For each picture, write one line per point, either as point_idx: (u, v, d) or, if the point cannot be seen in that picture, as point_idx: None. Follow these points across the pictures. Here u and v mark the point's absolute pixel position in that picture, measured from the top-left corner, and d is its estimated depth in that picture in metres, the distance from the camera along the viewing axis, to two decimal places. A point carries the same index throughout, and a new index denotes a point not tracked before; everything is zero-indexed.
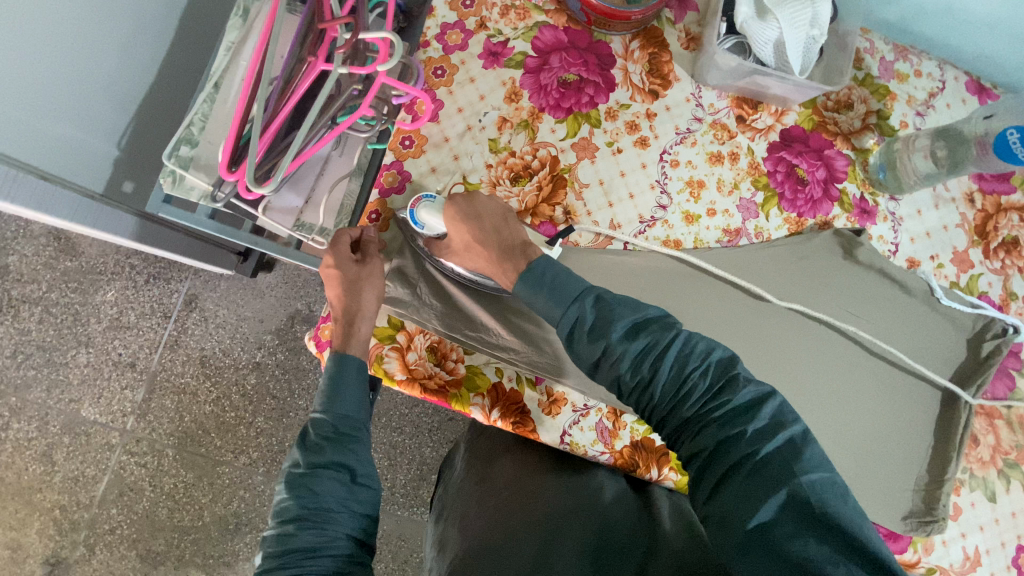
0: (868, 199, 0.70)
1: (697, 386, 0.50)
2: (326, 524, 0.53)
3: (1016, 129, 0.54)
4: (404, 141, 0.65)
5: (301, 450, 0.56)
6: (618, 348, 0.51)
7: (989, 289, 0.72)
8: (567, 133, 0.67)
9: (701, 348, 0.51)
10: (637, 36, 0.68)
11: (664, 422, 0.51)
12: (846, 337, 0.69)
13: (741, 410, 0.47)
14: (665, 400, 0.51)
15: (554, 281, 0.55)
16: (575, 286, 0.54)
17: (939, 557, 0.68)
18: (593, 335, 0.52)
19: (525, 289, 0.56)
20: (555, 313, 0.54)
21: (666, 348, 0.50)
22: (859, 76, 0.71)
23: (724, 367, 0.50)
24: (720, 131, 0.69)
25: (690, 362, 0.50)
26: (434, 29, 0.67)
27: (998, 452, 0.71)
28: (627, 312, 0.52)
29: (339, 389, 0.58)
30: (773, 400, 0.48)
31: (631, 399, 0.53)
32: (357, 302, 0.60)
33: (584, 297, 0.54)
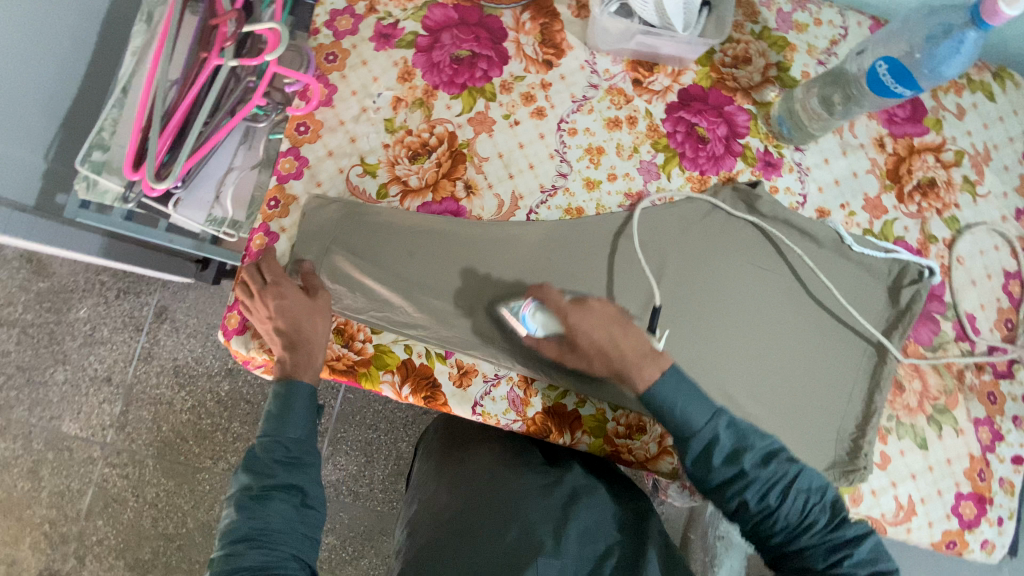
0: (773, 152, 0.69)
1: (818, 520, 0.53)
2: (276, 545, 0.55)
3: (884, 64, 0.55)
4: (299, 128, 0.66)
5: (251, 474, 0.58)
6: (750, 475, 0.53)
7: (906, 234, 0.71)
8: (463, 109, 0.68)
9: (823, 486, 0.54)
10: (528, 9, 0.69)
11: (768, 542, 0.55)
12: (764, 288, 0.68)
13: (850, 542, 0.52)
14: (784, 530, 0.53)
15: (684, 399, 0.56)
16: (708, 406, 0.56)
17: (869, 507, 0.67)
18: (726, 458, 0.54)
19: (660, 395, 0.56)
20: (688, 430, 0.55)
21: (794, 481, 0.54)
22: (755, 31, 0.70)
23: (839, 504, 0.54)
24: (618, 96, 0.69)
25: (813, 497, 0.54)
26: (323, 16, 0.68)
27: (926, 399, 0.70)
28: (759, 440, 0.55)
29: (287, 412, 0.61)
30: (875, 535, 0.53)
31: (744, 523, 0.55)
32: (302, 330, 0.61)
33: (717, 418, 0.56)
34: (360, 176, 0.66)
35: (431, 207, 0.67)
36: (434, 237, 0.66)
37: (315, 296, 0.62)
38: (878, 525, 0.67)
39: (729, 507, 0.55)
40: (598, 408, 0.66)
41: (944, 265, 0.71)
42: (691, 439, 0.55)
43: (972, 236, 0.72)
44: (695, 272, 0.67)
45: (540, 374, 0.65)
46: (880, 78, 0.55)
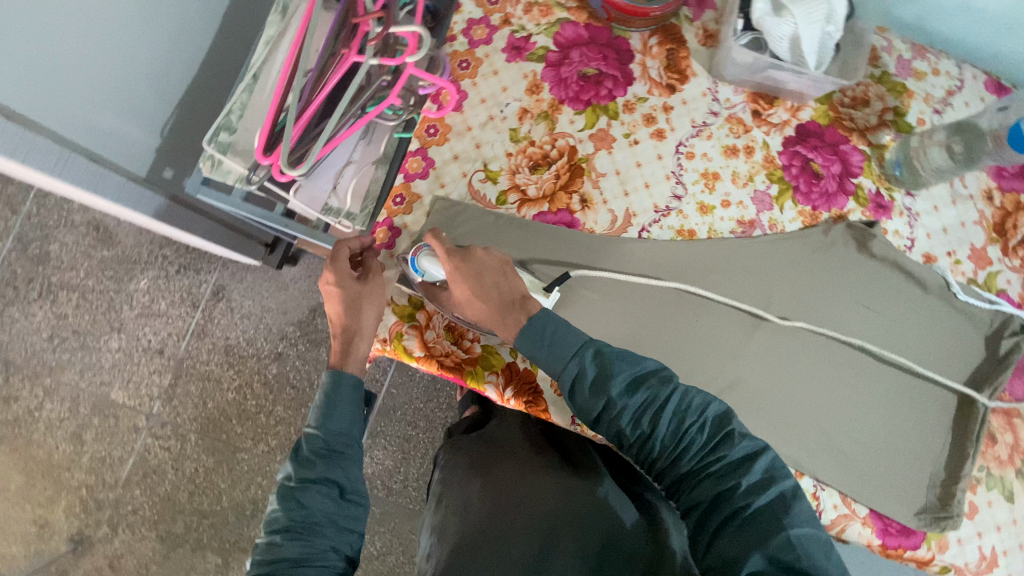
0: (884, 194, 0.70)
1: (695, 441, 0.52)
2: (313, 539, 0.57)
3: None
4: (429, 130, 0.69)
5: (292, 465, 0.59)
6: (618, 404, 0.54)
7: (1008, 287, 0.71)
8: (586, 124, 0.70)
9: (699, 404, 0.53)
10: (656, 33, 0.71)
11: (660, 470, 0.54)
12: (864, 327, 0.69)
13: (737, 465, 0.50)
14: (665, 453, 0.53)
15: (554, 337, 0.56)
16: (575, 341, 0.56)
17: (954, 556, 0.67)
18: (596, 391, 0.55)
19: (532, 339, 0.57)
20: (556, 367, 0.56)
21: (665, 404, 0.53)
22: (875, 74, 0.72)
23: (720, 421, 0.53)
24: (736, 125, 0.71)
25: (688, 417, 0.53)
26: (460, 24, 0.70)
27: (1017, 452, 0.69)
28: (625, 368, 0.55)
29: (335, 406, 0.62)
30: (766, 455, 0.51)
31: (631, 450, 0.56)
32: (357, 323, 0.63)
33: (583, 351, 0.56)
34: (482, 181, 0.68)
35: (547, 217, 0.68)
36: (551, 245, 0.67)
37: (364, 279, 0.64)
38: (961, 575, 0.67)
39: (615, 441, 0.56)
40: None
41: None
42: (560, 376, 0.56)
43: None
44: (803, 305, 0.69)
45: None
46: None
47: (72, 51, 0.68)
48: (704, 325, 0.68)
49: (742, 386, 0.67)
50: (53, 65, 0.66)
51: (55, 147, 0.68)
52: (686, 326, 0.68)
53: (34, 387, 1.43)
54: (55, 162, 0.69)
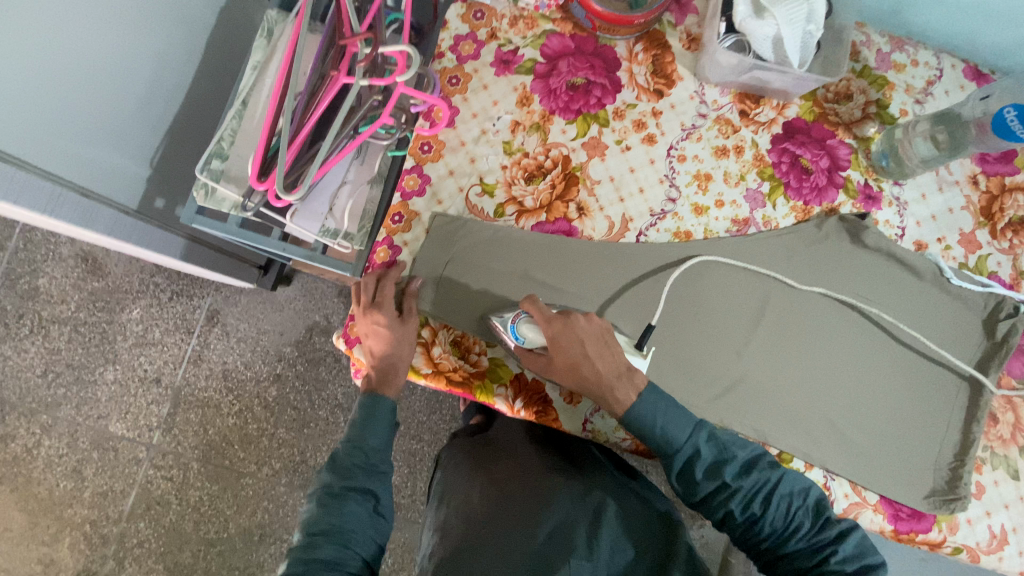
0: (872, 185, 0.72)
1: (801, 523, 0.57)
2: (349, 543, 0.57)
3: (1014, 108, 0.58)
4: (422, 146, 0.68)
5: (333, 472, 0.60)
6: (732, 487, 0.58)
7: (998, 269, 0.72)
8: (578, 133, 0.70)
9: (802, 488, 0.59)
10: (640, 40, 0.72)
11: (761, 547, 0.59)
12: (863, 317, 0.70)
13: (832, 540, 0.56)
14: (773, 535, 0.58)
15: (666, 416, 0.59)
16: (688, 423, 0.60)
17: (964, 536, 0.68)
18: (709, 472, 0.59)
19: (640, 414, 0.59)
20: (671, 447, 0.59)
21: (776, 487, 0.58)
22: (856, 69, 0.73)
23: (819, 504, 0.58)
24: (725, 126, 0.72)
25: (795, 500, 0.58)
26: (447, 41, 0.71)
27: (1018, 430, 0.71)
28: (738, 452, 0.60)
29: (373, 422, 0.64)
30: (858, 532, 0.57)
31: (735, 529, 0.59)
32: (398, 358, 0.64)
33: (697, 434, 0.60)
34: (479, 195, 0.68)
35: (545, 227, 0.69)
36: (547, 253, 0.68)
37: (406, 320, 0.64)
38: (972, 554, 0.68)
39: (719, 519, 0.60)
40: None
41: None
42: (675, 457, 0.59)
43: None
44: (801, 297, 0.70)
45: None
46: (1005, 122, 0.59)
47: (57, 88, 0.67)
48: (706, 324, 0.69)
49: (747, 382, 0.68)
50: (41, 103, 0.65)
51: (47, 185, 0.68)
52: (688, 326, 0.69)
53: (30, 425, 1.41)
54: (46, 200, 0.69)
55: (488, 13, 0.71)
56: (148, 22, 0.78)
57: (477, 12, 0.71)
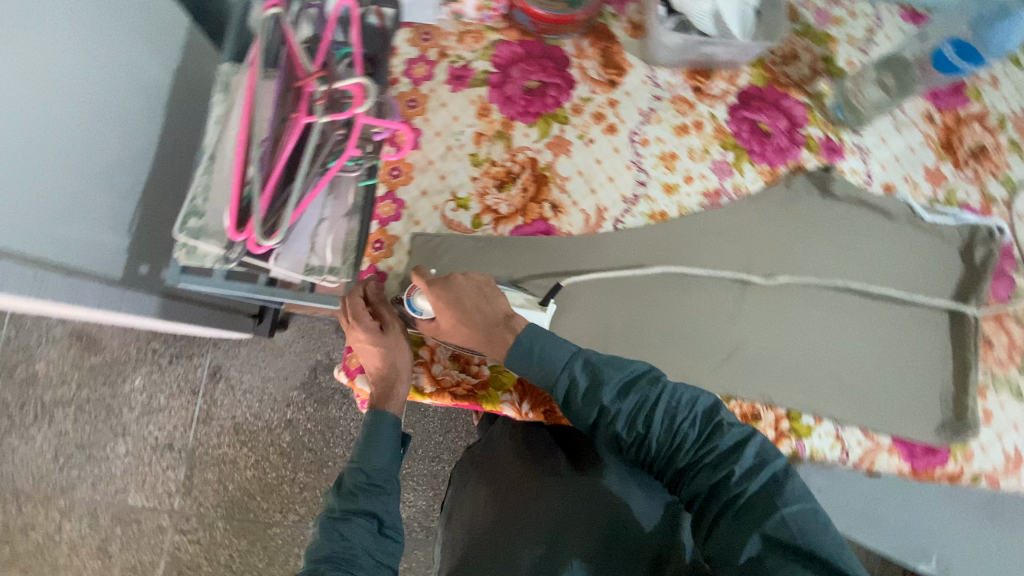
0: (833, 138, 0.74)
1: (688, 436, 0.54)
2: (352, 568, 0.57)
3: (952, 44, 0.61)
4: (392, 172, 0.70)
5: (335, 497, 0.61)
6: (611, 410, 0.56)
7: (968, 199, 0.74)
8: (540, 135, 0.72)
9: (687, 400, 0.55)
10: (586, 36, 0.74)
11: (661, 469, 0.56)
12: (844, 266, 0.72)
13: (728, 454, 0.53)
14: (662, 452, 0.55)
15: (542, 346, 0.59)
16: (563, 352, 0.59)
17: (981, 463, 0.69)
18: (587, 398, 0.57)
19: (518, 355, 0.59)
20: (549, 378, 0.59)
21: (656, 405, 0.55)
22: (798, 29, 0.76)
23: (709, 413, 0.55)
24: (681, 104, 0.74)
25: (679, 414, 0.55)
26: (400, 66, 0.72)
27: (1015, 351, 0.72)
28: (613, 373, 0.57)
29: (373, 441, 0.64)
30: (755, 439, 0.53)
31: (629, 453, 0.58)
32: (392, 365, 0.64)
33: (572, 362, 0.58)
34: (454, 210, 0.70)
35: (523, 230, 0.70)
36: (530, 255, 0.69)
37: (388, 330, 0.65)
38: (991, 479, 0.69)
39: (612, 444, 0.58)
40: None
41: (1010, 222, 0.74)
42: (554, 388, 0.58)
43: None
44: (780, 262, 0.71)
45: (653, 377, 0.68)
46: (946, 54, 0.62)
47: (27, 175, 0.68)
48: (694, 298, 0.70)
49: (745, 348, 0.69)
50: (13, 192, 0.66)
51: (31, 272, 0.66)
52: (681, 300, 0.70)
53: (49, 511, 1.40)
54: (30, 284, 0.67)
55: (435, 34, 0.73)
56: (106, 97, 0.79)
57: (424, 34, 0.72)
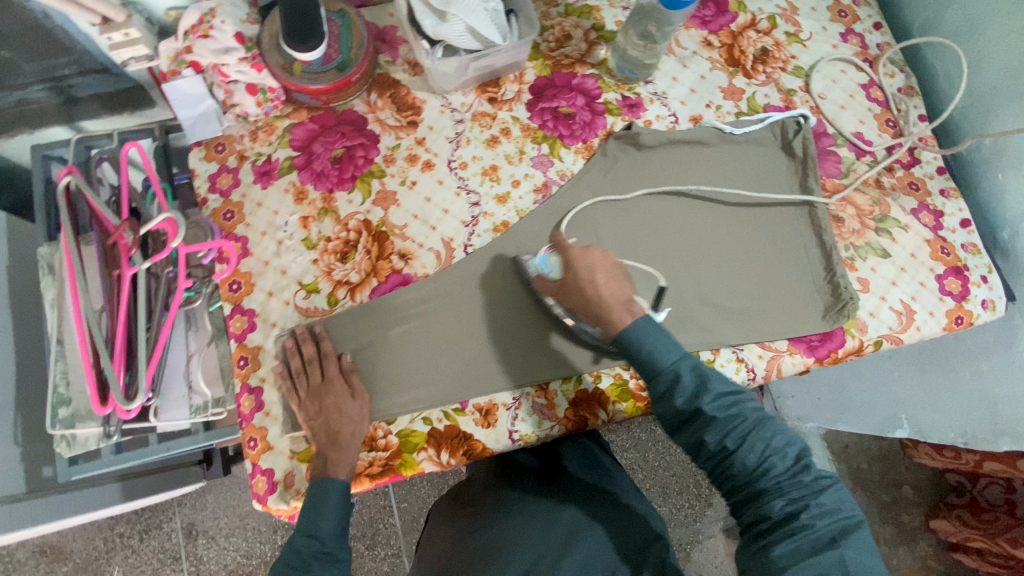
0: (629, 95, 0.77)
1: (776, 466, 0.55)
2: None
3: None
4: (232, 286, 0.69)
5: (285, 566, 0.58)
6: (709, 416, 0.56)
7: (769, 100, 0.78)
8: (363, 196, 0.72)
9: (786, 435, 0.56)
10: (372, 89, 0.76)
11: (732, 485, 0.58)
12: (683, 204, 0.74)
13: (811, 491, 0.55)
14: (744, 472, 0.56)
15: (652, 341, 0.59)
16: (672, 349, 0.59)
17: (876, 329, 0.72)
18: (688, 397, 0.57)
19: (631, 334, 0.59)
20: (652, 370, 0.58)
21: (752, 427, 0.56)
22: (561, 11, 0.79)
23: (799, 450, 0.57)
24: (483, 118, 0.76)
25: (774, 443, 0.56)
26: (205, 185, 0.72)
27: (865, 217, 0.75)
28: (715, 384, 0.57)
29: (322, 507, 0.60)
30: (836, 487, 0.56)
31: (705, 461, 0.58)
32: (338, 424, 0.62)
33: (680, 361, 0.58)
34: (306, 298, 0.69)
35: (381, 290, 0.69)
36: (397, 308, 0.69)
37: (357, 397, 0.64)
38: (892, 339, 0.72)
39: (693, 447, 0.58)
40: (616, 375, 0.69)
41: (814, 106, 0.78)
42: (654, 380, 0.58)
43: (821, 73, 0.79)
44: (628, 204, 0.74)
45: (550, 376, 0.67)
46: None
47: None
48: (554, 280, 0.71)
49: None
50: None
51: None
52: (553, 292, 0.71)
53: None
54: None
55: (228, 142, 0.73)
56: None
57: (217, 146, 0.73)
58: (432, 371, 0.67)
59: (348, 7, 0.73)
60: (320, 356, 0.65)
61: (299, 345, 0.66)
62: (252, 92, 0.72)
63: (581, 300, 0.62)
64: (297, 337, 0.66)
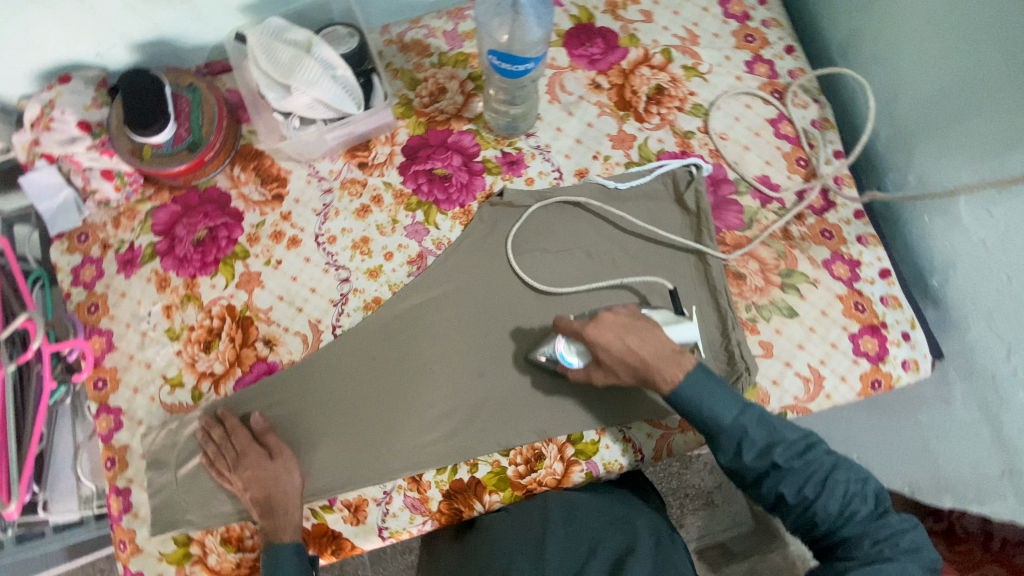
0: (509, 151, 0.71)
1: (860, 511, 0.53)
2: None
3: (497, 57, 0.52)
4: (97, 384, 0.68)
5: None
6: (785, 469, 0.54)
7: (664, 145, 0.71)
8: (228, 280, 0.69)
9: (861, 474, 0.54)
10: (235, 163, 0.72)
11: (813, 536, 0.55)
12: (564, 268, 0.68)
13: (896, 530, 0.52)
14: (827, 521, 0.53)
15: (710, 400, 0.56)
16: (735, 401, 0.56)
17: (780, 399, 0.65)
18: (759, 454, 0.55)
19: (686, 395, 0.56)
20: (718, 426, 0.56)
21: (828, 472, 0.53)
22: (434, 61, 0.74)
23: (880, 492, 0.54)
24: (353, 186, 0.72)
25: (852, 487, 0.53)
26: (68, 278, 0.70)
27: (770, 272, 0.68)
28: (788, 433, 0.55)
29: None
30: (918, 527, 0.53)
31: (788, 517, 0.55)
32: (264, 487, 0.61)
33: (747, 411, 0.56)
34: (170, 392, 0.67)
35: (245, 380, 0.67)
36: (286, 395, 0.66)
37: (276, 456, 0.62)
38: (798, 410, 0.65)
39: (768, 501, 0.56)
40: (493, 462, 0.65)
41: (714, 149, 0.71)
42: (721, 436, 0.56)
43: (722, 110, 0.72)
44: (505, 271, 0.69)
45: (420, 467, 0.64)
46: (504, 67, 0.53)
47: None
48: (419, 362, 0.67)
49: (501, 393, 0.66)
50: None
51: None
52: (426, 371, 0.67)
53: None
54: None
55: (90, 230, 0.71)
56: None
57: (80, 235, 0.71)
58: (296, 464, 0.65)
59: (200, 81, 0.69)
60: (229, 432, 0.64)
61: (208, 430, 0.64)
62: (108, 178, 0.70)
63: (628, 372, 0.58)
64: (204, 423, 0.65)
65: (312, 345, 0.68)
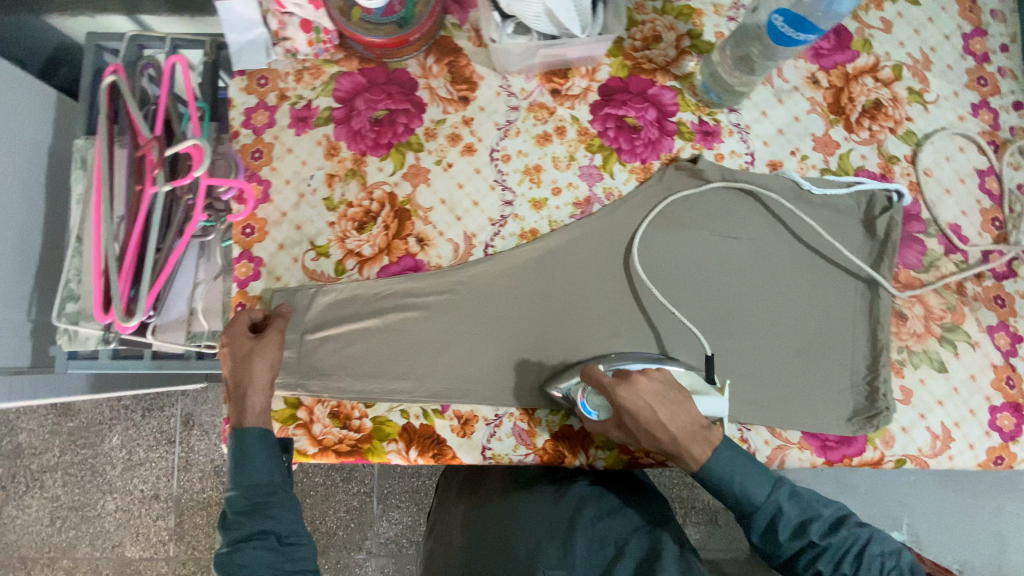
0: (707, 120, 0.69)
1: None
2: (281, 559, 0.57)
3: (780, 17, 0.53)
4: (245, 230, 0.67)
5: (221, 531, 0.58)
6: (821, 546, 0.56)
7: (865, 162, 0.68)
8: (395, 166, 0.68)
9: (894, 547, 0.57)
10: (430, 52, 0.70)
11: None
12: (729, 254, 0.66)
13: None
14: None
15: (744, 476, 0.57)
16: (770, 480, 0.57)
17: (903, 446, 0.64)
18: (794, 534, 0.56)
19: (715, 472, 0.57)
20: (752, 506, 0.57)
21: (866, 545, 0.56)
22: (658, 6, 0.70)
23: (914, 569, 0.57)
24: (540, 111, 0.69)
25: (888, 561, 0.56)
26: (239, 117, 0.69)
27: (932, 321, 0.66)
28: (824, 509, 0.58)
29: (242, 459, 0.58)
30: None
31: None
32: (247, 374, 0.60)
33: (782, 488, 0.57)
34: (314, 260, 0.67)
35: (390, 270, 0.67)
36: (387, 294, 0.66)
37: (260, 339, 0.61)
38: (917, 462, 0.64)
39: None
40: None
41: (914, 183, 0.68)
42: (756, 514, 0.57)
43: (934, 145, 0.68)
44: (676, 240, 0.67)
45: (539, 403, 0.64)
46: (781, 30, 0.54)
47: None
48: (556, 305, 0.66)
49: None
50: None
51: None
52: (565, 313, 0.66)
53: None
54: None
55: (271, 77, 0.69)
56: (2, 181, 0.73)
57: (260, 78, 0.69)
58: (414, 366, 0.65)
59: None
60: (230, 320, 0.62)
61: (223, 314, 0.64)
62: (305, 30, 0.68)
63: (647, 437, 0.57)
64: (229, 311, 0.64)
65: (461, 257, 0.67)
